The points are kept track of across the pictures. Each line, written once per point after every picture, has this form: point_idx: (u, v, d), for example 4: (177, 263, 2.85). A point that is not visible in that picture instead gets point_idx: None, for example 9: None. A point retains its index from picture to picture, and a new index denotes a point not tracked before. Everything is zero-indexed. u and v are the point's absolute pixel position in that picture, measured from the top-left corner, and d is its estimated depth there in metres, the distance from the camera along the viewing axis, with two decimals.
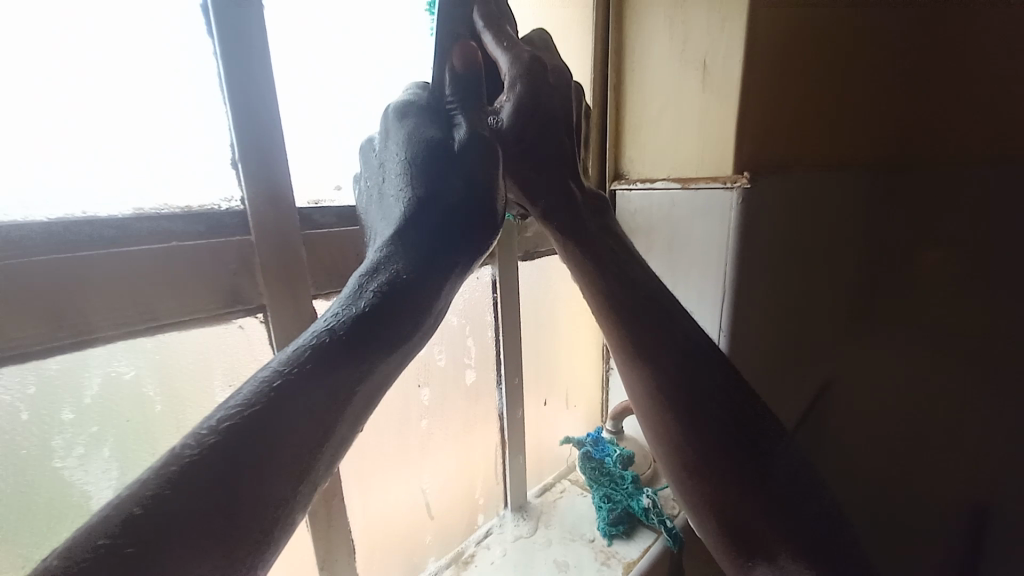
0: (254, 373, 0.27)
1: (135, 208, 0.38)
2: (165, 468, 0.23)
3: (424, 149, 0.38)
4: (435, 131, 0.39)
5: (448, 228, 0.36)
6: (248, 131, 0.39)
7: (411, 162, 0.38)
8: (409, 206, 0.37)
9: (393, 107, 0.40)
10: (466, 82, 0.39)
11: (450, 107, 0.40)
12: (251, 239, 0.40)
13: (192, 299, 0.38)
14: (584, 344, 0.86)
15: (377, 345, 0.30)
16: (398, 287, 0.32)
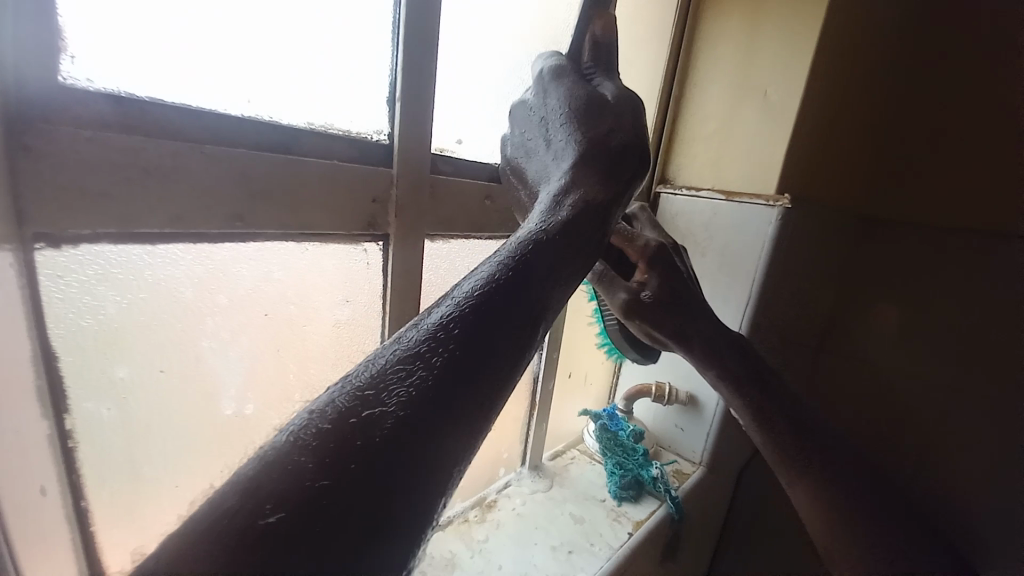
0: (460, 280, 0.29)
1: (307, 122, 0.41)
2: (414, 340, 0.26)
3: (583, 100, 0.40)
4: (587, 87, 0.41)
5: (609, 170, 0.38)
6: (411, 76, 0.43)
7: (572, 112, 0.40)
8: (576, 152, 0.39)
9: (546, 67, 0.44)
10: (607, 50, 0.43)
11: (592, 70, 0.43)
12: (392, 172, 0.44)
13: (342, 216, 0.42)
14: None
15: (566, 255, 0.32)
16: (576, 219, 0.34)
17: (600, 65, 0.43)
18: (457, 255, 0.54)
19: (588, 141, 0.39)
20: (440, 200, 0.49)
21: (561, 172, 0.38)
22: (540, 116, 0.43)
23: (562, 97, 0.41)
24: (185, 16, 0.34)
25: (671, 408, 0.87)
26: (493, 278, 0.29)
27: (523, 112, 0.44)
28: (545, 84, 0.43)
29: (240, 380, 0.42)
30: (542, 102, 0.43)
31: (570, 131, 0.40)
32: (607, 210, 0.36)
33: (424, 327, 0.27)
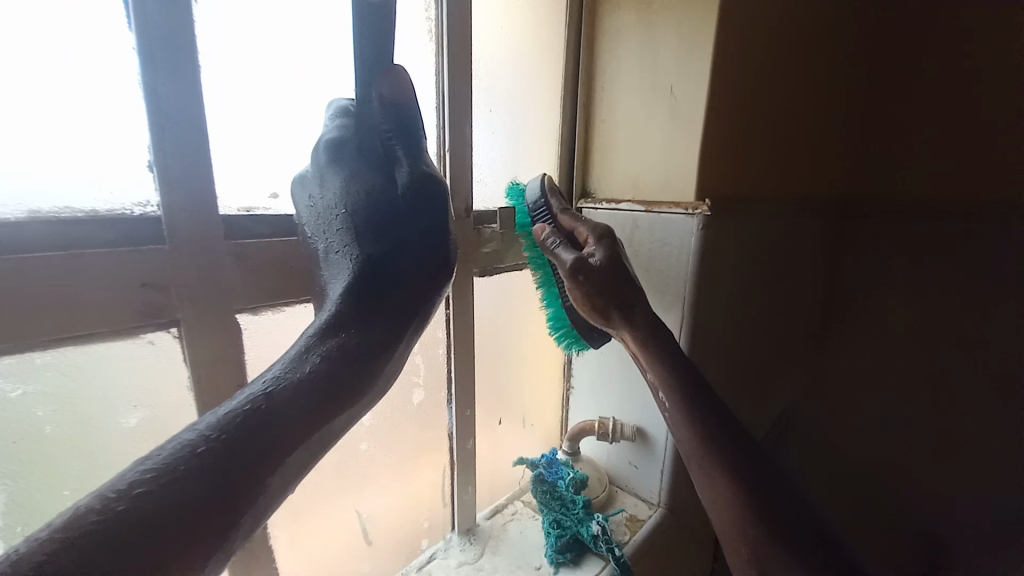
0: (178, 432, 0.27)
1: (30, 208, 0.33)
2: (104, 505, 0.23)
3: (366, 198, 0.38)
4: (376, 181, 0.38)
5: (395, 283, 0.37)
6: (170, 134, 0.36)
7: (354, 211, 0.38)
8: (358, 263, 0.37)
9: (324, 136, 0.39)
10: (397, 121, 0.38)
11: (386, 142, 0.39)
12: (165, 246, 0.37)
13: (93, 313, 0.34)
14: (545, 362, 0.83)
15: (317, 402, 0.31)
16: (344, 353, 0.33)
17: (395, 140, 0.39)
18: (297, 324, 0.47)
19: (373, 249, 0.38)
20: (247, 268, 0.41)
21: (338, 285, 0.37)
22: (317, 197, 0.39)
23: (341, 186, 0.38)
24: None
25: (622, 444, 0.78)
26: (226, 427, 0.28)
27: (301, 184, 0.40)
28: (323, 162, 0.38)
29: (7, 516, 0.34)
30: (318, 185, 0.38)
31: (351, 235, 0.37)
32: (383, 339, 0.36)
33: (115, 490, 0.24)
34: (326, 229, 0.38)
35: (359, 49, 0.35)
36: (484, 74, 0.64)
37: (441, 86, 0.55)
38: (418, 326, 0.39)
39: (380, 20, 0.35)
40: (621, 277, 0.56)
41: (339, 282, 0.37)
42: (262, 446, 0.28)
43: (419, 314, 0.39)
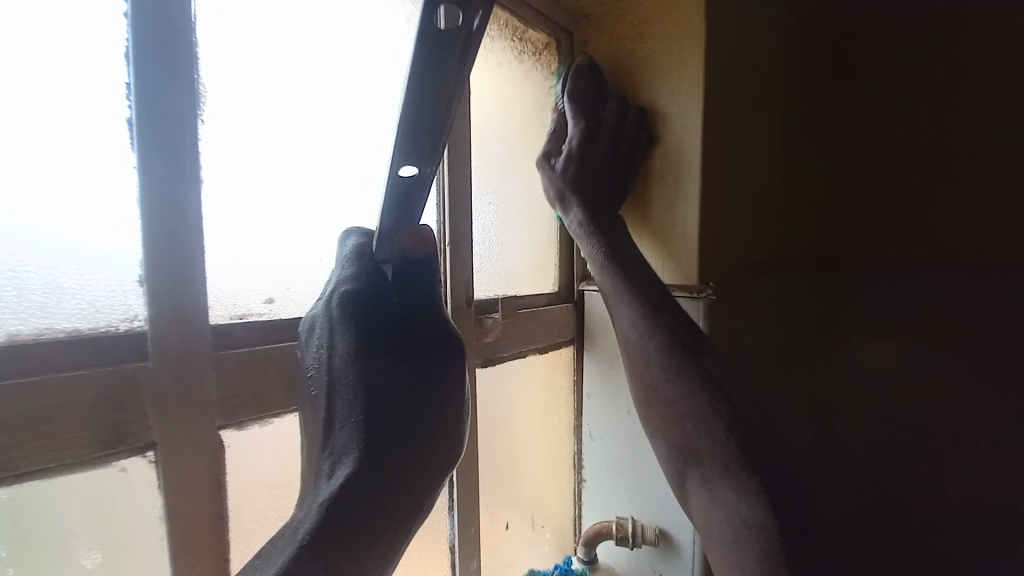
0: None
1: (7, 332, 0.31)
2: None
3: (377, 358, 0.36)
4: (390, 341, 0.37)
5: (404, 448, 0.36)
6: (164, 251, 0.35)
7: (363, 372, 0.35)
8: (364, 430, 0.34)
9: (335, 286, 0.36)
10: (413, 270, 0.38)
11: (401, 298, 0.38)
12: (149, 363, 0.35)
13: (62, 441, 0.31)
14: (553, 454, 0.77)
15: None
16: (353, 530, 0.32)
17: (409, 293, 0.38)
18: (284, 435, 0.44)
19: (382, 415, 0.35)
20: (237, 382, 0.39)
21: (341, 470, 0.33)
22: (320, 354, 0.35)
23: (349, 346, 0.35)
24: None
25: (642, 549, 0.70)
26: None
27: (307, 336, 0.36)
28: (334, 316, 0.35)
29: None
30: (324, 341, 0.35)
31: (359, 404, 0.35)
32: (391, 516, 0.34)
33: None
34: (329, 395, 0.35)
35: (386, 206, 0.32)
36: (484, 165, 0.65)
37: (440, 183, 0.57)
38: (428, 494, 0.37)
39: (411, 191, 0.31)
40: (579, 153, 0.66)
41: (344, 463, 0.34)
42: None
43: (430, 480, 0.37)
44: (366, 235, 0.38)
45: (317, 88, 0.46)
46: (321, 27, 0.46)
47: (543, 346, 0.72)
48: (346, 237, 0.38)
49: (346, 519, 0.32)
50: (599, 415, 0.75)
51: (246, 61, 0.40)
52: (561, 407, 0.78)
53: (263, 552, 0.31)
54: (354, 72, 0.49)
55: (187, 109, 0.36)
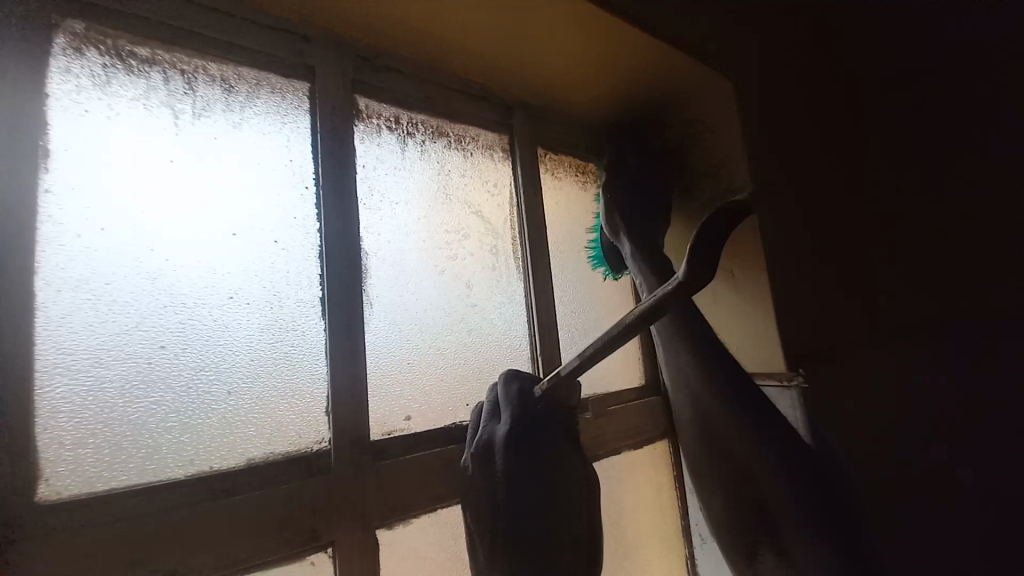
0: None
1: (246, 458, 0.44)
2: None
3: (536, 482, 0.45)
4: (543, 466, 0.46)
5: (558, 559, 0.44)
6: (340, 387, 0.48)
7: (527, 495, 0.44)
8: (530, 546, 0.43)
9: (508, 419, 0.46)
10: (555, 406, 0.49)
11: (549, 427, 0.48)
12: (331, 475, 0.46)
13: (274, 539, 0.42)
14: (663, 554, 0.76)
15: None
16: None
17: (553, 424, 0.48)
18: (422, 533, 0.53)
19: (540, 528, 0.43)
20: (388, 487, 0.49)
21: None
22: (498, 475, 0.44)
23: (519, 471, 0.44)
24: (127, 408, 0.39)
25: None
26: None
27: (482, 458, 0.45)
28: (508, 447, 0.44)
29: None
30: (500, 464, 0.44)
31: (522, 521, 0.43)
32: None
33: None
34: (499, 513, 0.43)
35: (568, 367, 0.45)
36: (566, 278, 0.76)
37: (530, 304, 0.68)
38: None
39: (621, 335, 0.43)
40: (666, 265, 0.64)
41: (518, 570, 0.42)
42: None
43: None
44: (518, 376, 0.49)
45: (435, 248, 0.61)
46: (440, 204, 0.62)
47: (637, 440, 0.75)
48: (509, 377, 0.49)
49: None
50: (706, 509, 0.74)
51: (392, 243, 0.57)
52: (664, 502, 0.78)
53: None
54: (463, 230, 0.64)
55: (355, 284, 0.51)
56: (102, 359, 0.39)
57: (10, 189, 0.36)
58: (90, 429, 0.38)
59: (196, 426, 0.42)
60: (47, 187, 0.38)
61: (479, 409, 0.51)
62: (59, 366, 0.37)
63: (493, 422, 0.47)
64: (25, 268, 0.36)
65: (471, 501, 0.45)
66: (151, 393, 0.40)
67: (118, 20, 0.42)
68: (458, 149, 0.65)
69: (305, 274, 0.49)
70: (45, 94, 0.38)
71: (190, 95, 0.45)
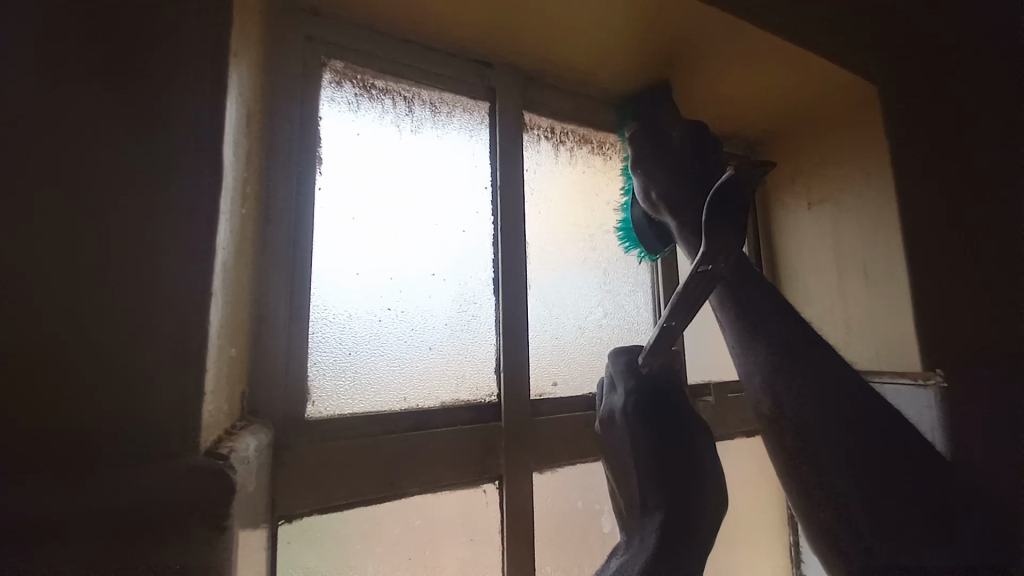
0: None
1: (441, 401, 0.54)
2: None
3: (655, 441, 0.43)
4: (660, 423, 0.44)
5: (691, 514, 0.40)
6: (510, 351, 0.57)
7: (649, 450, 0.42)
8: (659, 498, 0.41)
9: (624, 388, 0.46)
10: (665, 376, 0.47)
11: (663, 392, 0.46)
12: (500, 423, 0.56)
13: (461, 468, 0.53)
14: (770, 540, 0.79)
15: None
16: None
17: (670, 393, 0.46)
18: (565, 482, 0.61)
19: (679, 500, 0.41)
20: (544, 439, 0.58)
21: (651, 523, 0.40)
22: (622, 439, 0.44)
23: (641, 433, 0.43)
24: (367, 355, 0.51)
25: None
26: None
27: (607, 422, 0.46)
28: (627, 412, 0.44)
29: None
30: (627, 436, 0.44)
31: (652, 476, 0.42)
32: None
33: None
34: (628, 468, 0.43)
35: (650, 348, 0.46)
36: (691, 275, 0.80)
37: (657, 294, 0.73)
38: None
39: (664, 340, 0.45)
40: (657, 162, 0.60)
41: (653, 517, 0.40)
42: None
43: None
44: (627, 349, 0.49)
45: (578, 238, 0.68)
46: (583, 201, 0.70)
47: (750, 430, 0.78)
48: (617, 353, 0.49)
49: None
50: None
51: (547, 234, 0.65)
52: (773, 498, 0.81)
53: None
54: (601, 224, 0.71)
55: (523, 266, 0.60)
56: (350, 314, 0.51)
57: (306, 187, 0.48)
58: (342, 366, 0.50)
59: (410, 372, 0.53)
60: (321, 185, 0.50)
61: (598, 387, 0.51)
62: (325, 317, 0.49)
63: (610, 394, 0.47)
64: (307, 244, 0.48)
65: (609, 455, 0.45)
66: (382, 344, 0.52)
67: (366, 59, 0.53)
68: (600, 153, 0.72)
69: (483, 258, 0.59)
70: (320, 115, 0.51)
71: (409, 116, 0.56)
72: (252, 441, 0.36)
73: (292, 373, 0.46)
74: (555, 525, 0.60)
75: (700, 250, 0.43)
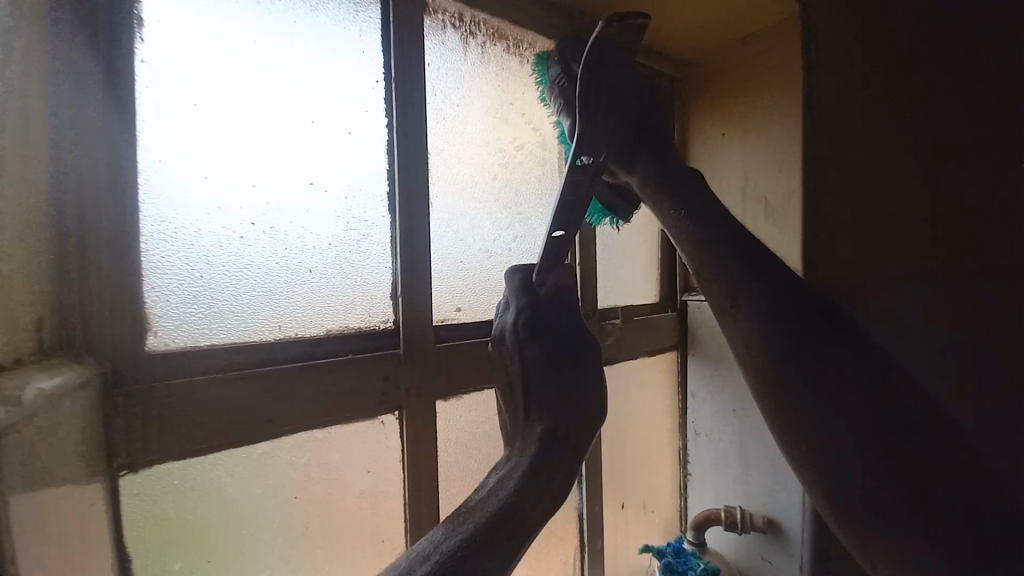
0: (411, 547, 0.32)
1: (326, 329, 0.48)
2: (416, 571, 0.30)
3: (544, 356, 0.43)
4: (551, 338, 0.44)
5: (575, 423, 0.41)
6: (409, 275, 0.51)
7: (539, 366, 0.43)
8: (545, 411, 0.41)
9: (515, 307, 0.45)
10: (559, 295, 0.47)
11: (554, 308, 0.45)
12: (400, 351, 0.51)
13: (355, 400, 0.48)
14: (662, 447, 0.87)
15: (484, 552, 0.31)
16: (515, 509, 0.34)
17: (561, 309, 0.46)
18: (471, 409, 0.60)
19: (564, 417, 0.41)
20: (449, 367, 0.55)
21: (529, 438, 0.40)
22: (512, 358, 0.44)
23: (532, 350, 0.43)
24: (227, 277, 0.42)
25: (750, 536, 0.77)
26: (455, 546, 0.31)
27: (499, 343, 0.46)
28: (518, 330, 0.43)
29: (278, 560, 0.46)
30: (516, 354, 0.44)
31: (538, 389, 0.42)
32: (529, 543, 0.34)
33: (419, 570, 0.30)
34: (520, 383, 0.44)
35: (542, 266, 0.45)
36: None
37: None
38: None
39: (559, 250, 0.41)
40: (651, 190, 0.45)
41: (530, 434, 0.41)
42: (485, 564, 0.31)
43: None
44: (518, 272, 0.48)
45: (489, 151, 0.61)
46: (496, 109, 0.62)
47: (651, 350, 0.83)
48: (512, 274, 0.47)
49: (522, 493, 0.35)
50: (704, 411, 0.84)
51: (454, 145, 0.57)
52: (665, 410, 0.88)
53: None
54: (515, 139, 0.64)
55: (424, 178, 0.52)
56: (199, 228, 0.41)
57: (117, 54, 0.36)
58: (193, 293, 0.41)
59: (284, 298, 0.45)
60: (142, 57, 0.37)
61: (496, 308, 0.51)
62: (162, 233, 0.39)
63: (503, 316, 0.47)
64: (127, 133, 0.36)
65: (499, 373, 0.46)
66: (246, 264, 0.43)
67: None
68: (517, 55, 0.64)
69: (376, 169, 0.50)
70: None
71: None
72: (43, 379, 0.28)
73: (122, 297, 0.37)
74: (459, 452, 0.59)
75: (573, 144, 0.32)
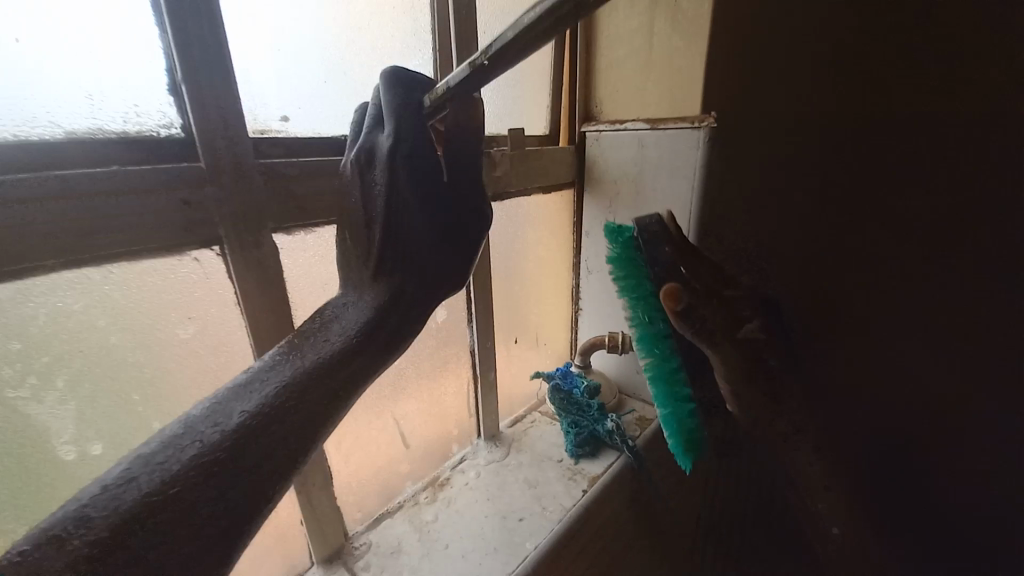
0: (204, 411, 0.29)
1: (67, 131, 0.34)
2: (202, 446, 0.27)
3: (410, 195, 0.37)
4: (423, 177, 0.37)
5: (424, 281, 0.39)
6: (190, 56, 0.37)
7: (400, 205, 0.37)
8: (394, 263, 0.38)
9: (393, 127, 0.36)
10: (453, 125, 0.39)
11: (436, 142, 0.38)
12: (201, 165, 0.38)
13: (142, 230, 0.35)
14: (556, 284, 0.88)
15: (288, 430, 0.30)
16: (331, 381, 0.32)
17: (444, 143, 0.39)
18: (326, 245, 0.50)
19: (416, 271, 0.38)
20: (283, 190, 0.43)
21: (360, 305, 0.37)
22: (375, 188, 0.37)
23: (397, 183, 0.36)
24: None
25: (630, 356, 0.83)
26: (250, 421, 0.29)
27: (364, 164, 0.38)
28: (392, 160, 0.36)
29: (79, 423, 0.38)
30: (382, 182, 0.36)
31: (395, 234, 0.37)
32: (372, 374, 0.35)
33: (204, 442, 0.28)
34: (376, 217, 0.37)
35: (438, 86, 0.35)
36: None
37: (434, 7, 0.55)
38: (272, 486, 0.29)
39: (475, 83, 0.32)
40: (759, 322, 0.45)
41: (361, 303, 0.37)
42: (288, 438, 0.30)
43: (234, 487, 0.27)
44: (403, 74, 0.37)
45: None
46: None
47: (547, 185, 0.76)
48: (394, 74, 0.36)
49: (340, 364, 0.33)
50: (596, 249, 0.82)
51: None
52: (557, 249, 0.86)
53: (187, 427, 0.28)
54: None
55: None
56: None
57: None
58: None
59: None
60: None
61: (364, 119, 0.41)
62: None
63: (376, 131, 0.38)
64: None
65: (349, 200, 0.39)
66: None
67: None
68: None
69: None
70: None
71: None
72: None
73: None
74: (319, 294, 0.51)
75: None
